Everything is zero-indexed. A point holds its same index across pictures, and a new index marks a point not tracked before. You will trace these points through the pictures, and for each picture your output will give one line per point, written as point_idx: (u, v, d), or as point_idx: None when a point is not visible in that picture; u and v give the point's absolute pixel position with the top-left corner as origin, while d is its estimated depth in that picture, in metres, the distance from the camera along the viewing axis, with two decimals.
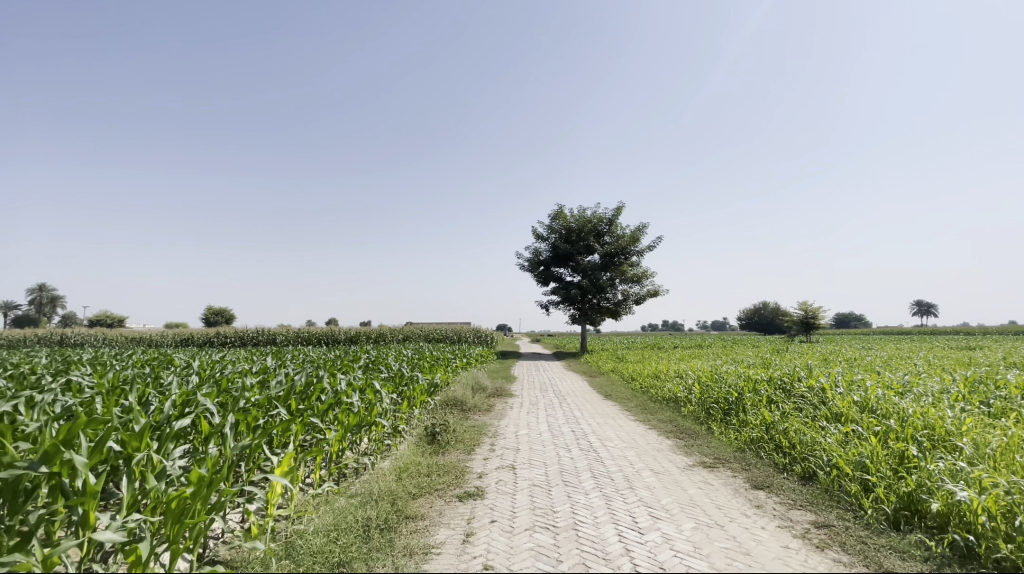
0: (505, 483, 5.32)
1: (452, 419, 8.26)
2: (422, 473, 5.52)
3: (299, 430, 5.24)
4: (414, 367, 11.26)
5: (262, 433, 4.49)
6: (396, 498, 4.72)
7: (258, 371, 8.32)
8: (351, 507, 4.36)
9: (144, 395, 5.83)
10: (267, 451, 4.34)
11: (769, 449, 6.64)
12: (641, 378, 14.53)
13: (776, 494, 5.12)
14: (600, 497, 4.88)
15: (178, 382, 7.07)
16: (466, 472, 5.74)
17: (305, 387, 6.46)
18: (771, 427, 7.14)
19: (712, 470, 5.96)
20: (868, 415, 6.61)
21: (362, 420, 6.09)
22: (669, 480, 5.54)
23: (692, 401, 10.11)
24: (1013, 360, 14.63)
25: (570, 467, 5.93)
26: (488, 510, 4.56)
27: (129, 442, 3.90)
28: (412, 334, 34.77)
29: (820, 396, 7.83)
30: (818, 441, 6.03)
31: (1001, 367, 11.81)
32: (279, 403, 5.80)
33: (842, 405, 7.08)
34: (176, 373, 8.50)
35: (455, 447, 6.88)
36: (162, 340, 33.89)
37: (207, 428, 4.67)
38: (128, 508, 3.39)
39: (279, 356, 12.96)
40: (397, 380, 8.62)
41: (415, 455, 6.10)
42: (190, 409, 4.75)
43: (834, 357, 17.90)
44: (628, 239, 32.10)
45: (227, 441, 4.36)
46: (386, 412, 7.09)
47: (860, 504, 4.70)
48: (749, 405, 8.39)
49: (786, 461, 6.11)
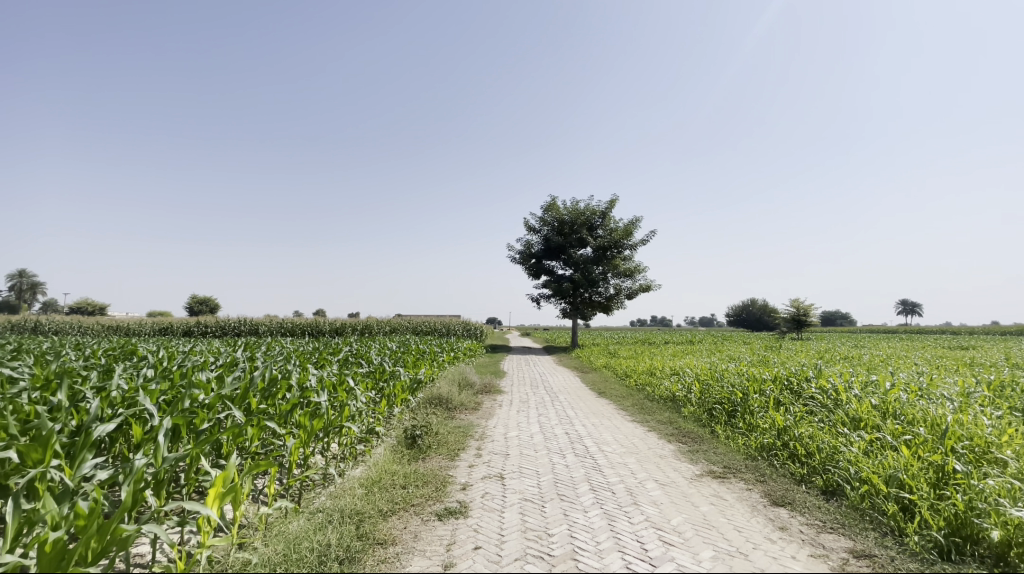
0: (492, 498, 4.65)
1: (435, 418, 7.57)
2: (396, 485, 4.84)
3: (253, 434, 4.55)
4: (396, 362, 10.49)
5: (202, 441, 3.80)
6: (364, 519, 4.03)
7: (220, 365, 7.52)
8: (307, 531, 3.67)
9: (77, 392, 5.07)
10: (208, 463, 3.65)
11: (784, 458, 6.02)
12: (636, 375, 13.96)
13: (801, 513, 4.50)
14: (601, 516, 4.23)
15: (126, 377, 6.28)
16: (448, 484, 5.04)
17: (268, 383, 5.75)
18: (783, 432, 6.54)
19: (722, 482, 5.33)
20: (892, 421, 6.06)
21: (330, 423, 5.39)
22: (677, 494, 4.90)
23: (692, 401, 9.51)
24: (1013, 361, 14.48)
25: (566, 477, 5.27)
26: (472, 534, 3.88)
27: (29, 454, 3.22)
28: (400, 326, 33.90)
29: (833, 399, 7.25)
30: (841, 451, 5.44)
31: (1009, 368, 11.46)
32: (234, 403, 5.09)
33: (860, 410, 6.49)
34: (128, 366, 7.69)
35: (437, 451, 6.19)
36: (139, 330, 32.70)
37: (140, 433, 3.97)
38: (10, 541, 2.69)
39: (253, 347, 12.17)
40: (376, 375, 7.93)
41: (390, 463, 5.39)
42: (120, 410, 4.04)
43: (830, 355, 17.57)
44: (622, 232, 31.40)
45: (160, 454, 3.66)
46: (360, 413, 6.40)
47: (899, 528, 4.13)
48: (756, 406, 7.80)
49: (804, 472, 5.52)
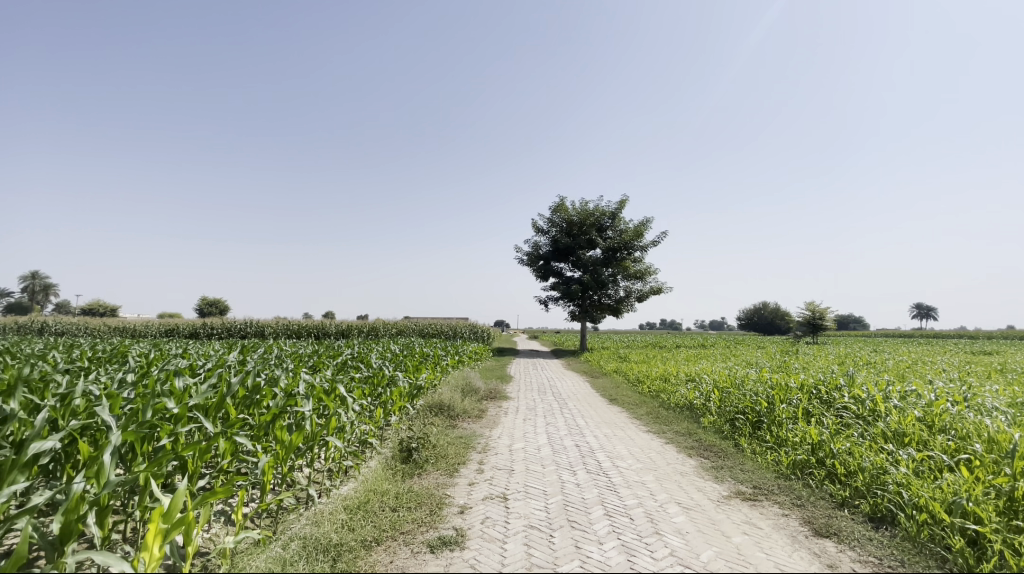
0: (494, 525, 4.08)
1: (435, 428, 7.01)
2: (386, 508, 4.30)
3: (225, 449, 4.09)
4: (398, 366, 9.96)
5: (156, 462, 3.36)
6: (342, 553, 3.49)
7: (204, 370, 7.03)
8: (272, 569, 3.13)
9: (35, 402, 4.60)
10: (158, 487, 3.18)
11: (821, 478, 5.38)
12: (648, 381, 13.29)
13: (851, 547, 3.89)
14: (619, 550, 3.64)
15: (96, 385, 5.78)
16: (444, 506, 4.48)
17: (249, 393, 5.25)
18: (818, 447, 5.90)
19: (753, 505, 4.72)
20: (943, 437, 5.43)
21: (316, 436, 4.86)
22: (703, 520, 4.30)
23: (712, 411, 8.86)
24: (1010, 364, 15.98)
25: (577, 499, 4.68)
26: (467, 571, 3.32)
27: None
28: (405, 328, 33.47)
29: (870, 410, 6.61)
30: (889, 472, 4.83)
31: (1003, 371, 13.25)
32: (206, 414, 4.60)
33: (905, 424, 5.85)
34: (105, 370, 7.18)
35: (434, 466, 5.64)
36: (146, 332, 32.58)
37: (88, 451, 3.52)
38: None
39: (248, 350, 11.66)
40: (373, 381, 7.43)
41: (382, 481, 4.83)
42: (69, 424, 3.61)
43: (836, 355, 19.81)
44: (632, 233, 30.68)
45: (103, 476, 3.20)
46: (353, 425, 5.87)
47: (971, 570, 3.54)
48: (784, 417, 7.15)
49: (847, 495, 4.90)
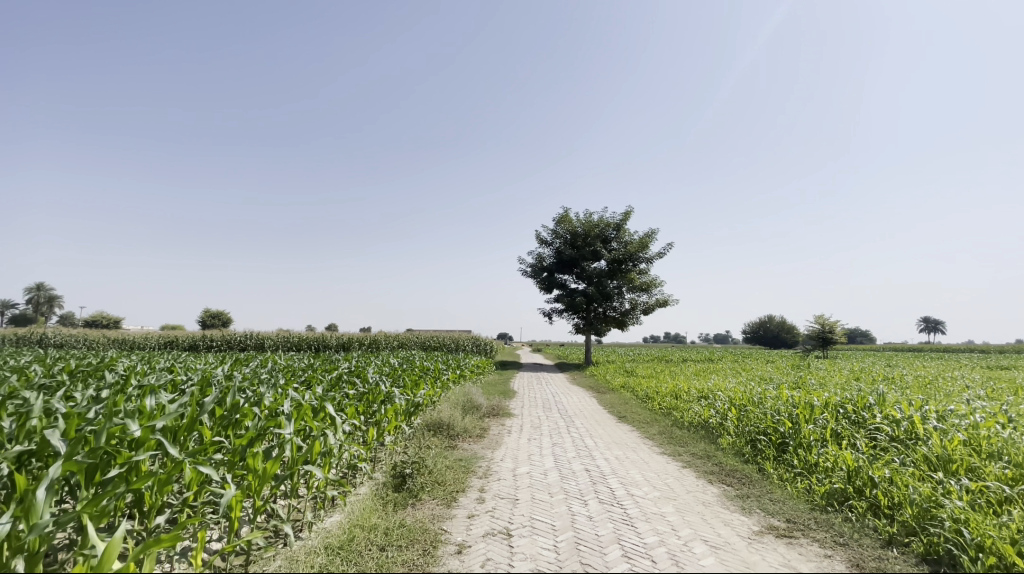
0: (496, 568, 3.54)
1: (432, 450, 6.47)
2: (373, 547, 3.77)
3: (189, 479, 3.58)
4: (395, 381, 9.42)
5: (103, 497, 2.88)
6: None
7: (185, 387, 6.53)
8: None
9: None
10: (97, 529, 2.69)
11: (862, 510, 4.81)
12: (659, 397, 12.67)
13: None
14: None
15: (61, 402, 5.28)
16: (440, 544, 3.94)
17: (226, 413, 4.74)
18: (855, 474, 5.33)
19: (791, 544, 4.17)
20: (997, 464, 4.86)
21: (296, 463, 4.34)
22: (735, 562, 3.76)
23: (730, 431, 8.28)
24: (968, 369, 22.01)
25: (590, 535, 4.14)
26: None
27: None
28: (407, 341, 32.91)
29: (908, 432, 6.06)
30: (943, 506, 4.28)
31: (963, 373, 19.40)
32: (174, 435, 4.10)
33: (951, 449, 5.28)
34: (80, 385, 6.70)
35: (430, 494, 5.11)
36: (145, 344, 32.10)
37: (27, 483, 3.03)
38: None
39: (239, 364, 11.10)
40: (367, 397, 6.92)
41: (370, 514, 4.31)
42: (8, 452, 3.13)
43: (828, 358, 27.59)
44: (638, 245, 30.17)
45: (34, 516, 2.70)
46: (341, 448, 5.35)
47: None
48: (811, 439, 6.59)
49: (896, 531, 4.33)
